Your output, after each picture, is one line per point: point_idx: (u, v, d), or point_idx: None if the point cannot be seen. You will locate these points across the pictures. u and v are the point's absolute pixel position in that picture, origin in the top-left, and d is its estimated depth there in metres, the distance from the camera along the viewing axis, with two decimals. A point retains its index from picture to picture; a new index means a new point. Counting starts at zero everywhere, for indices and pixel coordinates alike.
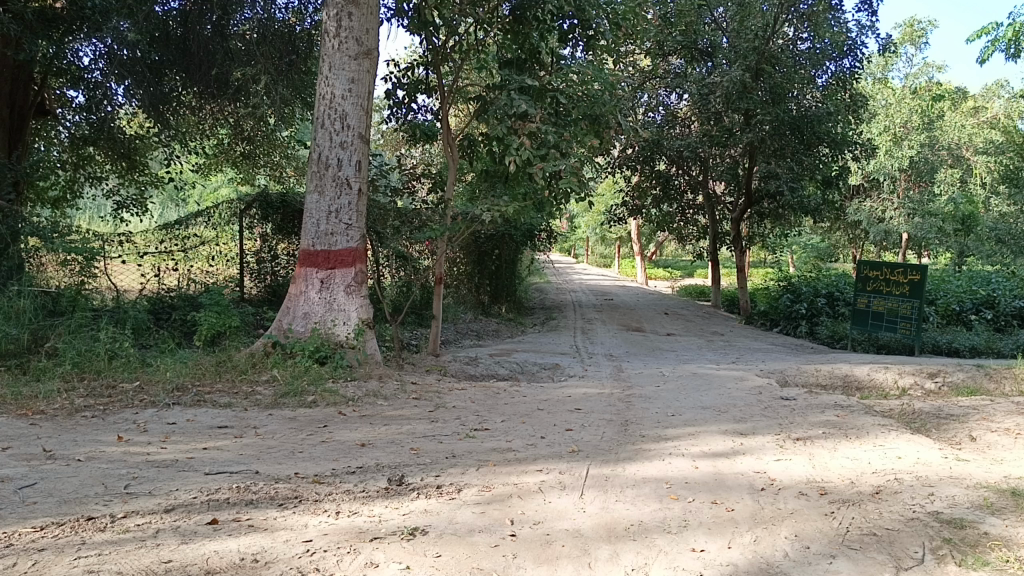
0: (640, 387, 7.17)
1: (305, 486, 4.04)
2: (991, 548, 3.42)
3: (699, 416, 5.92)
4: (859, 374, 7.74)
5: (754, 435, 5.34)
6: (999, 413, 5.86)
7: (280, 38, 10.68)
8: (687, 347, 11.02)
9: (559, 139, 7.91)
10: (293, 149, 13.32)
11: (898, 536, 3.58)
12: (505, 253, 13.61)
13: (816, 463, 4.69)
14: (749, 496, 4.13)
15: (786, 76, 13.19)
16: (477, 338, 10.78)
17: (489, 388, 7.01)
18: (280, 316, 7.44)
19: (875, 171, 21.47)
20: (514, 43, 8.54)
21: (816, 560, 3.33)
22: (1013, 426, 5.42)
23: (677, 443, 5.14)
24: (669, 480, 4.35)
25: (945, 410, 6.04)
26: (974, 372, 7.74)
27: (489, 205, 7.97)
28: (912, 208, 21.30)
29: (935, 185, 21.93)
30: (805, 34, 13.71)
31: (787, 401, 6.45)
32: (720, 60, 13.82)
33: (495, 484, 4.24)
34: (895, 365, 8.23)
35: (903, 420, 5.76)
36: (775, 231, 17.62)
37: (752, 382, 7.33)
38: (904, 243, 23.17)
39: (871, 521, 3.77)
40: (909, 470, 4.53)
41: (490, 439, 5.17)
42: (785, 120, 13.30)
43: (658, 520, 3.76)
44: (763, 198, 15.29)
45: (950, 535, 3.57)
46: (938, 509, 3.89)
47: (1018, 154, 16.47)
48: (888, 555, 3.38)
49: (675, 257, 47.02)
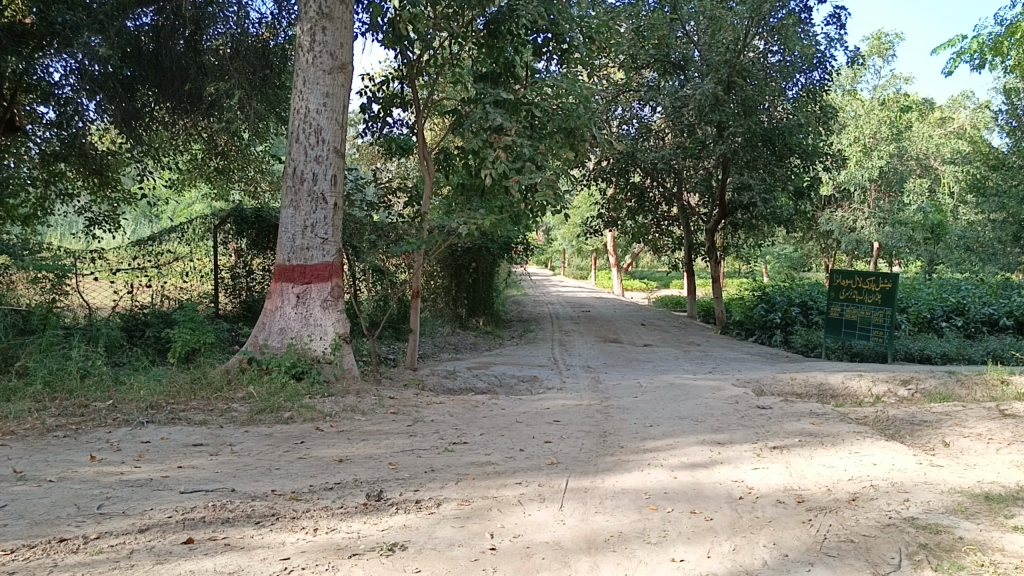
0: (618, 399, 7.18)
1: (282, 503, 4.00)
2: (966, 552, 3.45)
3: (678, 426, 5.94)
4: (835, 382, 7.81)
5: (731, 444, 5.36)
6: (972, 418, 5.93)
7: (254, 53, 10.63)
8: (664, 358, 11.06)
9: (535, 152, 7.92)
10: (268, 163, 13.25)
11: (875, 542, 3.61)
12: (482, 266, 13.58)
13: (793, 472, 4.72)
14: (728, 505, 4.14)
15: (757, 88, 13.38)
16: (454, 352, 10.75)
17: (467, 402, 6.98)
18: (255, 331, 7.37)
19: (846, 182, 21.74)
20: (489, 57, 8.57)
21: (794, 568, 3.35)
22: (986, 432, 5.49)
23: (656, 453, 5.15)
24: (648, 491, 4.35)
25: (918, 416, 6.11)
26: (946, 379, 7.84)
27: (465, 218, 7.96)
28: (883, 217, 21.58)
29: (905, 195, 22.25)
30: (775, 47, 13.86)
31: (764, 410, 6.49)
32: (692, 73, 13.97)
33: (474, 497, 4.22)
34: (869, 373, 8.32)
35: (877, 427, 5.82)
36: (749, 241, 17.74)
37: (728, 392, 7.37)
38: (875, 252, 23.46)
39: (847, 527, 3.80)
40: (885, 477, 4.57)
41: (469, 453, 5.15)
42: (757, 132, 13.48)
43: (637, 531, 3.76)
44: (738, 209, 15.40)
45: (925, 541, 3.60)
46: (914, 515, 3.93)
47: (984, 163, 16.75)
48: (866, 562, 3.41)
49: (651, 268, 47.26)
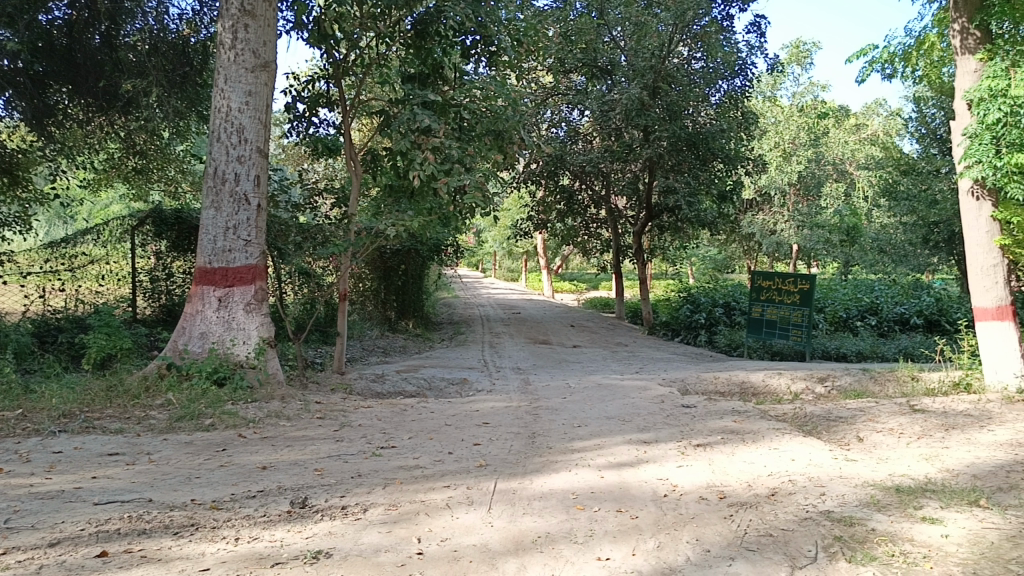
0: (546, 400, 7.23)
1: (202, 513, 3.89)
2: (877, 543, 3.59)
3: (605, 426, 6.00)
4: (756, 380, 8.03)
5: (656, 443, 5.45)
6: (884, 413, 6.18)
7: (173, 50, 10.31)
8: (592, 358, 11.19)
9: (463, 154, 7.91)
10: (190, 163, 12.91)
11: (793, 535, 3.72)
12: (411, 268, 13.48)
13: (716, 468, 4.83)
14: (653, 503, 4.21)
15: (682, 93, 13.66)
16: (382, 355, 10.64)
17: (395, 405, 6.92)
18: (174, 336, 7.14)
19: (766, 186, 22.39)
20: (417, 58, 8.55)
21: (716, 563, 3.42)
22: (896, 426, 5.73)
23: (583, 454, 5.19)
24: (575, 491, 4.39)
25: (834, 412, 6.33)
26: (860, 376, 8.14)
27: (393, 220, 7.89)
28: (801, 220, 22.29)
29: (822, 198, 23.03)
30: (698, 54, 14.17)
31: (688, 408, 6.63)
32: (619, 77, 14.17)
33: (401, 502, 4.18)
34: (788, 371, 8.57)
35: (795, 423, 6.00)
36: (675, 243, 18.08)
37: (654, 391, 7.50)
38: (795, 254, 24.22)
39: (767, 522, 3.91)
40: (802, 472, 4.71)
41: (397, 457, 5.10)
42: (681, 136, 13.78)
43: (564, 531, 3.79)
44: (664, 212, 15.67)
45: (840, 533, 3.73)
46: (829, 508, 4.06)
47: (896, 168, 17.47)
48: (784, 555, 3.51)
49: (580, 269, 47.71)
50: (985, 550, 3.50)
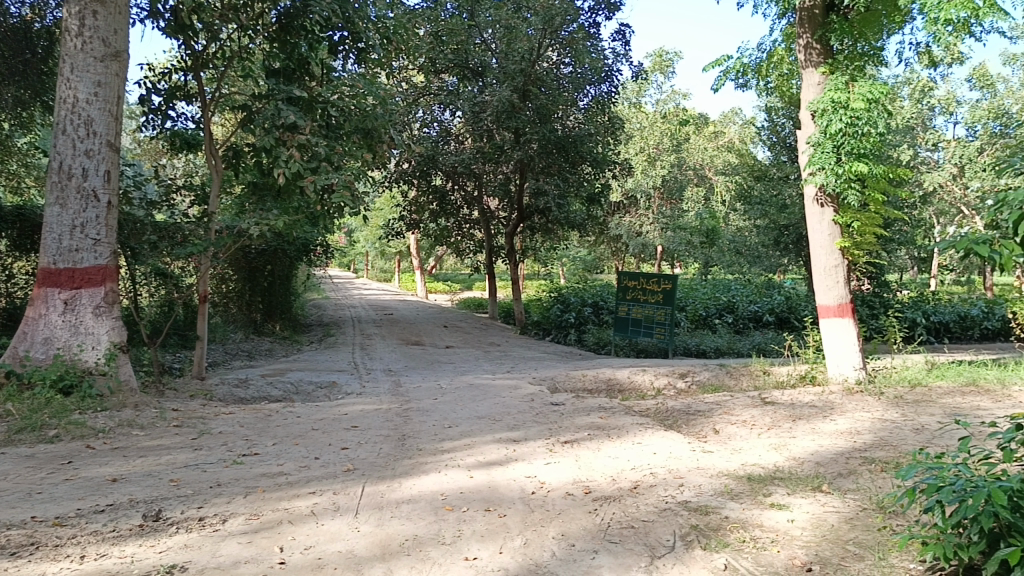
0: (417, 401, 7.19)
1: (43, 531, 3.62)
2: (730, 530, 3.78)
3: (475, 426, 6.03)
4: (622, 377, 8.27)
5: (525, 441, 5.52)
6: (738, 406, 6.51)
7: (13, 35, 9.57)
8: (464, 359, 11.23)
9: (331, 152, 7.76)
10: (33, 156, 12.05)
11: (652, 526, 3.86)
12: (278, 268, 13.09)
13: (582, 464, 4.94)
14: (520, 501, 4.27)
15: (550, 97, 14.00)
16: (247, 359, 10.27)
17: (259, 411, 6.69)
18: (15, 343, 6.64)
19: (632, 189, 23.16)
20: (283, 53, 8.32)
21: (580, 557, 3.50)
22: (749, 418, 6.05)
23: (453, 454, 5.20)
24: (443, 493, 4.39)
25: (693, 406, 6.61)
26: (717, 371, 8.55)
27: (257, 218, 7.64)
28: (665, 222, 23.20)
29: (684, 202, 24.03)
30: (567, 59, 14.50)
31: (556, 406, 6.75)
32: (490, 79, 14.28)
33: (264, 511, 4.05)
34: (651, 368, 8.90)
35: (657, 418, 6.23)
36: (545, 245, 18.40)
37: (524, 390, 7.60)
38: (659, 255, 25.17)
39: (629, 514, 4.04)
40: (663, 465, 4.90)
41: (260, 464, 4.94)
42: (551, 139, 14.06)
43: (432, 533, 3.78)
44: (534, 213, 15.88)
45: (696, 522, 3.90)
46: (687, 498, 4.24)
47: (750, 173, 18.36)
48: (643, 545, 3.64)
49: (454, 270, 47.76)
50: (825, 531, 3.75)
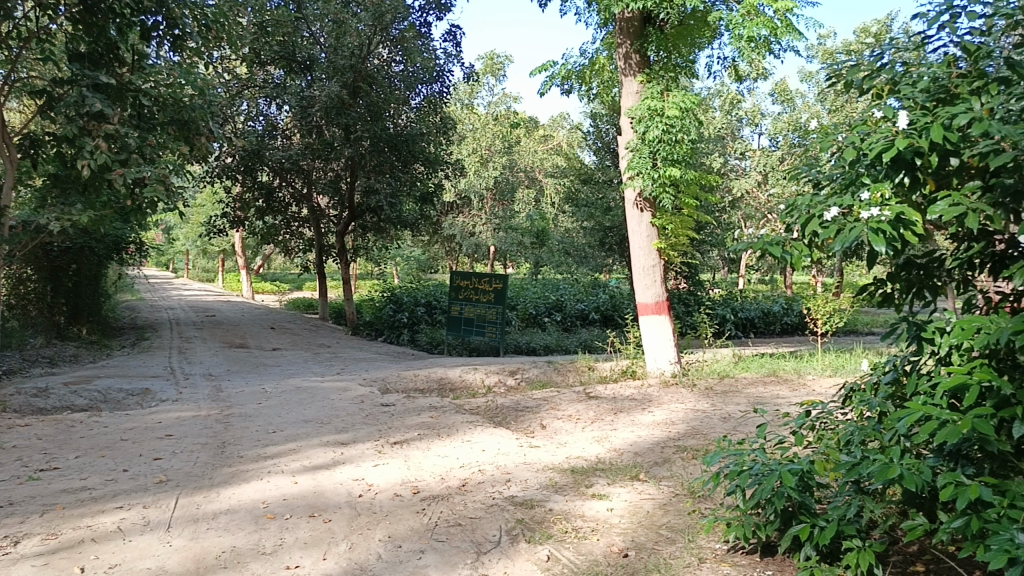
0: (239, 406, 6.89)
1: None
2: (554, 522, 3.90)
3: (301, 430, 5.86)
4: (453, 376, 8.31)
5: (353, 444, 5.42)
6: (564, 402, 6.72)
7: None
8: (292, 361, 10.89)
9: (143, 144, 7.29)
10: None
11: (479, 523, 3.91)
12: (84, 267, 12.11)
13: (411, 465, 4.92)
14: (347, 505, 4.19)
15: (381, 95, 13.87)
16: (47, 366, 9.43)
17: (61, 422, 6.16)
18: None
19: (465, 189, 23.36)
20: (88, 36, 7.63)
21: (406, 558, 3.48)
22: (574, 413, 6.26)
23: (276, 460, 5.02)
24: (266, 501, 4.24)
25: (521, 403, 6.75)
26: (545, 368, 8.77)
27: (58, 214, 7.06)
28: (497, 222, 23.58)
29: (515, 203, 24.53)
30: (398, 58, 14.41)
31: (386, 407, 6.68)
32: (318, 74, 13.92)
33: (63, 530, 3.74)
34: (482, 366, 9.00)
35: (487, 416, 6.31)
36: (378, 244, 18.19)
37: (354, 392, 7.47)
38: (492, 255, 25.56)
39: (456, 512, 4.07)
40: (491, 461, 4.97)
41: (60, 480, 4.55)
42: (382, 137, 13.94)
43: (252, 544, 3.64)
44: (366, 212, 15.60)
45: (522, 516, 3.99)
46: (513, 493, 4.33)
47: (576, 175, 18.94)
48: (470, 542, 3.67)
49: (283, 270, 46.24)
50: (641, 518, 3.95)
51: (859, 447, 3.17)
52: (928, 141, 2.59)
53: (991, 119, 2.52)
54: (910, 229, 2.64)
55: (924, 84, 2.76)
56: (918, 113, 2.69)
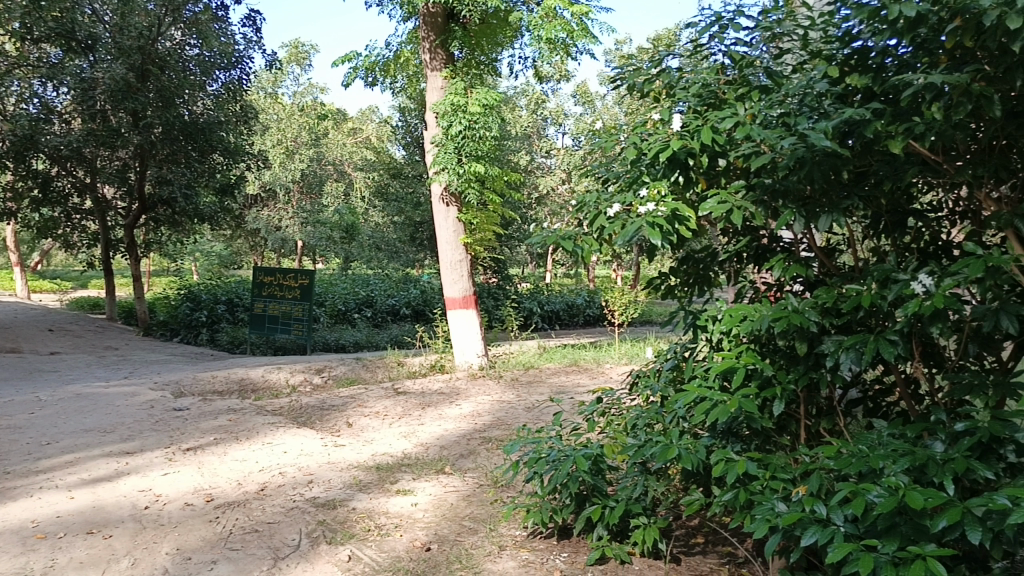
0: (7, 417, 6.23)
1: None
2: (356, 521, 3.84)
3: (80, 440, 5.39)
4: (255, 376, 7.98)
5: (141, 452, 5.06)
6: (371, 398, 6.64)
7: None
8: (73, 365, 10.01)
9: None
10: None
11: (278, 527, 3.78)
12: None
13: (205, 471, 4.67)
14: (132, 518, 3.91)
15: (175, 80, 13.05)
16: None
17: None
18: None
19: (270, 182, 22.50)
20: None
21: (197, 570, 3.30)
22: (381, 409, 6.21)
23: (50, 474, 4.59)
24: (36, 520, 3.86)
25: (327, 401, 6.60)
26: (353, 365, 8.64)
27: None
28: (305, 216, 22.92)
29: (324, 197, 23.94)
30: (193, 41, 13.63)
31: (179, 411, 6.30)
32: (102, 54, 12.87)
33: None
34: (286, 365, 8.72)
35: (290, 416, 6.11)
36: (174, 238, 17.11)
37: (143, 396, 6.98)
38: (300, 250, 24.83)
39: (253, 518, 3.90)
40: (292, 463, 4.82)
41: None
42: (176, 125, 13.18)
43: (18, 568, 3.30)
44: (159, 204, 14.67)
45: (323, 517, 3.90)
46: (315, 494, 4.22)
47: (385, 170, 18.83)
48: (267, 548, 3.54)
49: (67, 266, 42.42)
50: (445, 511, 3.99)
51: (644, 431, 3.39)
52: (699, 142, 2.80)
53: (752, 124, 2.74)
54: (684, 225, 2.84)
55: (696, 89, 2.97)
56: (691, 117, 2.89)
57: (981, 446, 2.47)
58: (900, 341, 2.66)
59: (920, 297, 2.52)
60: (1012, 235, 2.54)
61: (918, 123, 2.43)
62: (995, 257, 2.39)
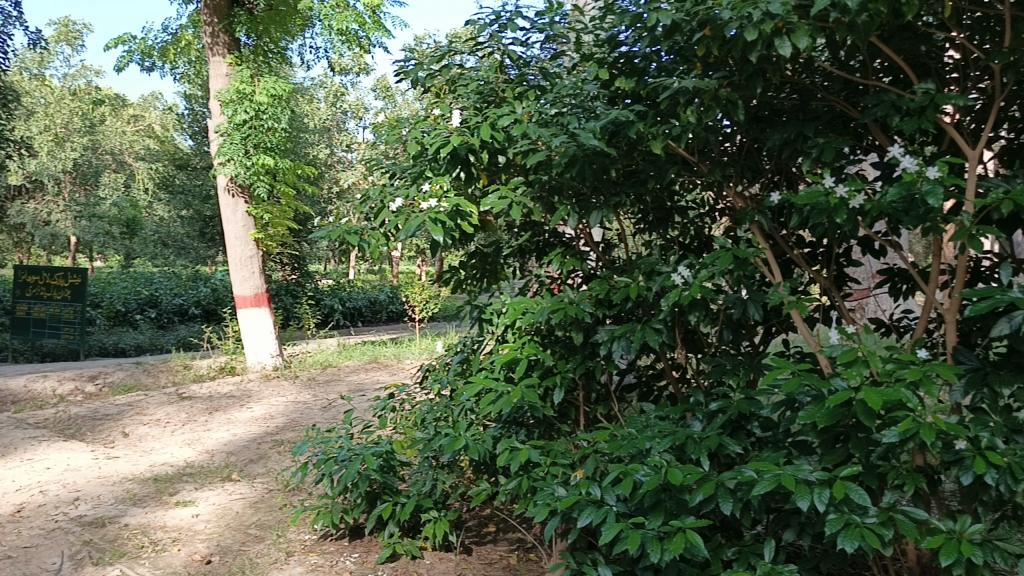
0: None
1: None
2: (128, 538, 3.57)
3: None
4: (14, 386, 7.20)
5: None
6: (151, 405, 6.21)
7: None
8: None
9: None
10: None
11: (35, 551, 3.42)
12: None
13: None
14: None
15: None
16: None
17: None
18: None
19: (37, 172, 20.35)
20: None
21: None
22: (162, 416, 5.82)
23: None
24: None
25: (100, 411, 6.08)
26: (132, 370, 8.03)
27: None
28: (79, 210, 21.01)
29: (102, 189, 22.06)
30: None
31: None
32: None
33: None
34: (53, 372, 7.95)
35: (55, 428, 5.57)
36: None
37: None
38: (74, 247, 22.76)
39: (5, 543, 3.51)
40: (56, 480, 4.39)
41: None
42: None
43: None
44: None
45: (90, 536, 3.58)
46: (81, 513, 3.87)
47: (171, 160, 17.67)
48: None
49: None
50: (228, 520, 3.80)
51: (433, 425, 3.41)
52: (479, 139, 2.86)
53: (528, 123, 2.81)
54: (466, 221, 2.87)
55: (475, 87, 3.02)
56: (471, 114, 2.93)
57: (732, 423, 2.70)
58: (663, 329, 2.85)
59: (680, 287, 2.71)
60: (756, 230, 2.80)
61: (674, 126, 2.61)
62: (741, 250, 2.62)
